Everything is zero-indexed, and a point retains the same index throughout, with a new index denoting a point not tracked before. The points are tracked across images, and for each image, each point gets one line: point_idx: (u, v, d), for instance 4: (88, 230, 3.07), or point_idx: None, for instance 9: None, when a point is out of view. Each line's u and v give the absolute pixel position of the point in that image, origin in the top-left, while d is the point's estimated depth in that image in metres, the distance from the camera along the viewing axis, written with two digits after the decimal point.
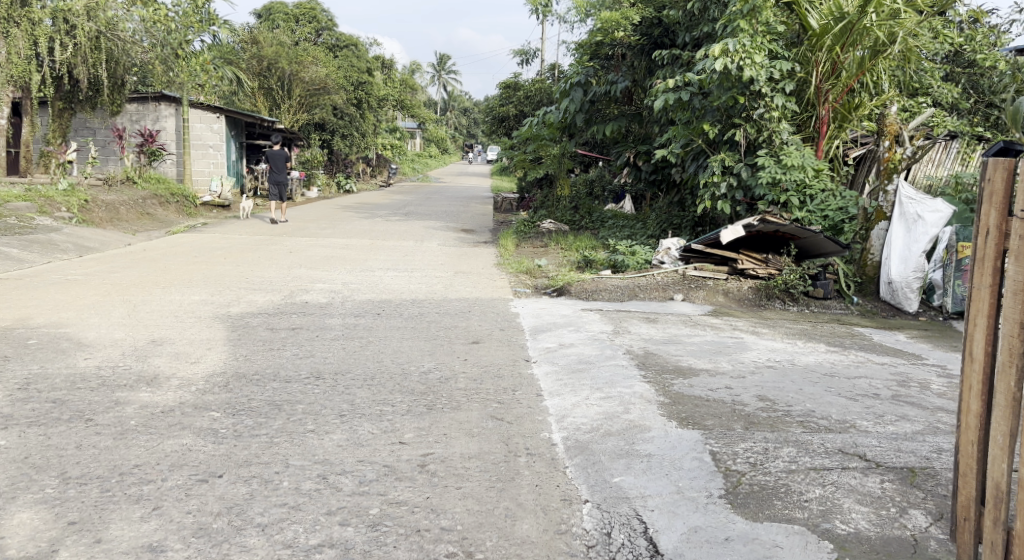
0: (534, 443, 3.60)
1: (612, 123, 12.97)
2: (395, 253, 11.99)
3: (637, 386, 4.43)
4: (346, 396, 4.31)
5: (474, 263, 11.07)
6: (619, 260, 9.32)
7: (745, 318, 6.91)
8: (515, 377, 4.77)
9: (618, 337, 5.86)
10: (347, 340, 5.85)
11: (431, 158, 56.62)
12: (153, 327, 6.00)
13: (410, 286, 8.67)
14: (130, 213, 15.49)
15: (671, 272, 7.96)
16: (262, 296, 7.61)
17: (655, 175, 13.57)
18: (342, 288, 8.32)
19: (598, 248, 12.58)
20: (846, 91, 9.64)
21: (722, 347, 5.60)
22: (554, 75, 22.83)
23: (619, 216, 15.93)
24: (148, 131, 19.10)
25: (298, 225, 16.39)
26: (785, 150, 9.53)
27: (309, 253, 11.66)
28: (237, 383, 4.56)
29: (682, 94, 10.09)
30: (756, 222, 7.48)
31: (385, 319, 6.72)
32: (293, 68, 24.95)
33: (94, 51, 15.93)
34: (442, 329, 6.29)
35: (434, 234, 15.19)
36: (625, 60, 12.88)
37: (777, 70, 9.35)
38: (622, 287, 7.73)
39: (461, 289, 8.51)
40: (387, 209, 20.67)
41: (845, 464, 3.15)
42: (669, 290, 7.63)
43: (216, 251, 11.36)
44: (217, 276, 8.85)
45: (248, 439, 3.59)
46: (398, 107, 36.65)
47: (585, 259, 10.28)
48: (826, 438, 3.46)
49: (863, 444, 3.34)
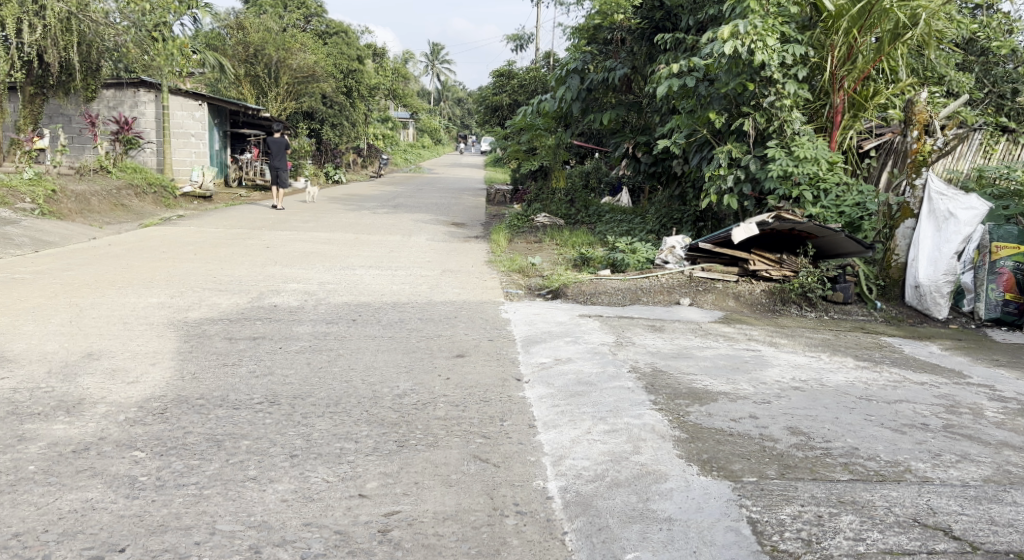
0: (524, 497, 2.93)
1: (609, 112, 12.35)
2: (380, 249, 11.31)
3: (647, 416, 3.76)
4: (302, 429, 3.64)
5: (463, 261, 10.40)
6: (618, 259, 8.73)
7: (760, 326, 6.25)
8: (504, 402, 4.10)
9: (620, 349, 5.19)
10: (313, 353, 5.16)
11: (424, 149, 55.77)
12: (96, 336, 5.31)
13: (392, 287, 7.99)
14: (102, 204, 14.78)
15: (676, 273, 7.28)
16: (227, 299, 6.94)
17: (654, 168, 12.88)
18: (317, 289, 7.65)
19: (595, 243, 11.96)
20: (863, 76, 8.95)
21: (740, 364, 4.94)
22: (549, 64, 22.12)
23: (617, 211, 15.27)
24: (124, 118, 18.44)
25: (279, 217, 15.68)
26: (797, 141, 8.88)
27: (286, 249, 10.95)
28: (176, 409, 3.88)
29: (687, 81, 9.40)
30: (771, 220, 6.84)
31: (362, 326, 6.03)
32: (281, 55, 24.14)
33: (65, 32, 15.08)
34: (422, 340, 5.61)
35: (422, 228, 14.50)
36: (624, 44, 12.20)
37: (790, 55, 8.65)
38: (623, 289, 7.10)
39: (448, 291, 7.84)
40: (376, 201, 19.97)
41: (930, 545, 2.57)
42: (675, 293, 7.00)
43: (188, 245, 10.68)
44: (183, 275, 8.17)
45: (171, 491, 2.93)
46: (389, 96, 35.85)
47: (581, 257, 9.69)
48: (893, 496, 2.86)
49: (943, 512, 2.75)
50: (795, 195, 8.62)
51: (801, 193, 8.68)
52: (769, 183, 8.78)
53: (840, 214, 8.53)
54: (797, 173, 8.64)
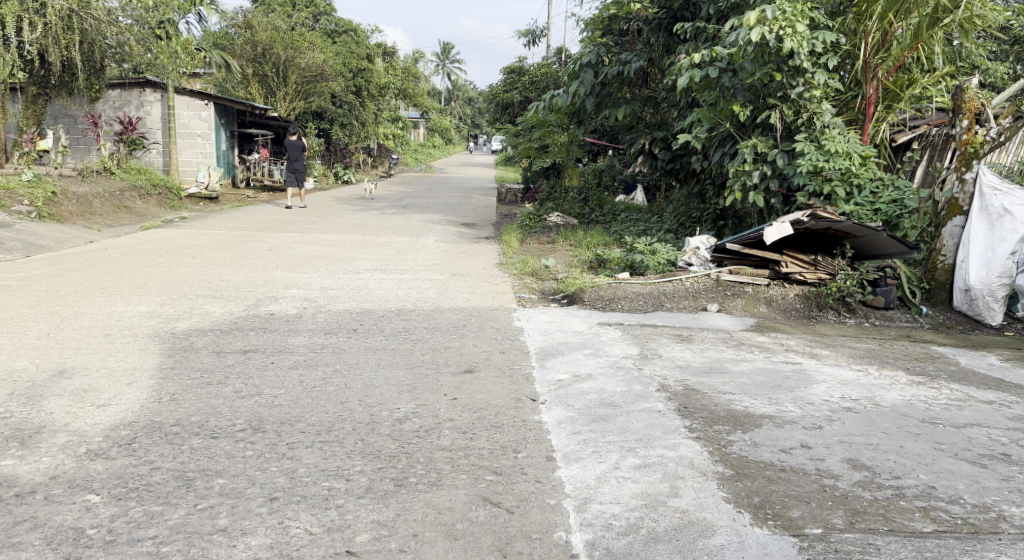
0: (544, 555, 2.48)
1: (625, 106, 11.82)
2: (387, 251, 10.86)
3: (683, 448, 3.27)
4: (285, 465, 3.17)
5: (473, 263, 9.94)
6: (637, 260, 8.29)
7: (797, 334, 5.73)
8: (517, 427, 3.61)
9: (646, 364, 4.70)
10: (308, 369, 4.68)
11: (435, 148, 55.30)
12: (72, 350, 4.86)
13: (397, 292, 7.53)
14: (104, 206, 14.42)
15: (702, 276, 6.76)
16: (221, 307, 6.50)
17: (672, 165, 12.35)
18: (318, 296, 7.19)
19: (611, 244, 11.46)
20: (898, 64, 8.38)
21: (781, 380, 4.43)
22: (561, 60, 21.63)
23: (632, 209, 14.75)
24: (128, 118, 18.10)
25: (285, 218, 15.24)
26: (828, 134, 8.36)
27: (289, 251, 10.51)
28: (146, 439, 3.39)
29: (710, 71, 8.93)
30: (807, 219, 6.32)
31: (363, 337, 5.55)
32: (289, 54, 23.76)
33: (66, 30, 14.77)
34: (427, 353, 5.13)
35: (432, 228, 14.03)
36: (641, 36, 11.72)
37: (820, 42, 8.13)
38: (644, 294, 6.62)
39: (457, 296, 7.36)
40: (385, 201, 19.52)
41: None
42: (701, 299, 6.52)
43: (187, 248, 10.26)
44: (178, 281, 7.73)
45: (122, 550, 2.49)
46: (400, 95, 35.43)
47: (598, 258, 9.33)
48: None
49: None
50: (827, 192, 8.10)
51: (832, 189, 8.16)
52: (797, 179, 8.28)
53: (876, 211, 7.99)
54: (829, 169, 8.12)
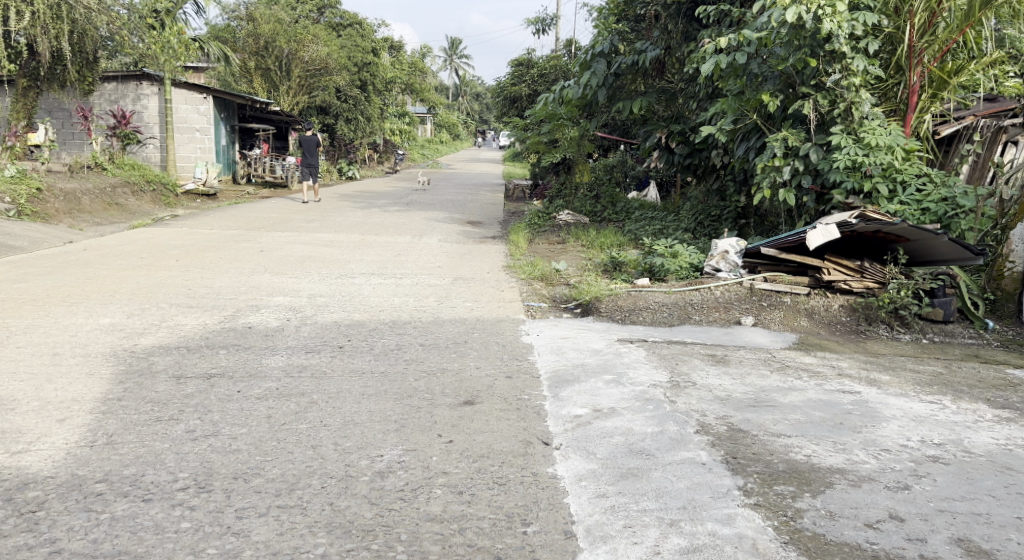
0: None
1: (640, 98, 11.08)
2: (387, 252, 10.18)
3: (739, 524, 2.57)
4: (230, 547, 2.47)
5: (477, 266, 9.24)
6: (657, 264, 7.60)
7: (848, 353, 5.00)
8: (526, 487, 2.90)
9: (679, 394, 3.97)
10: (279, 400, 3.96)
11: (441, 144, 54.57)
12: (6, 375, 4.17)
13: (393, 300, 6.84)
14: (93, 204, 13.81)
15: (734, 285, 6.04)
16: (195, 320, 5.83)
17: (690, 160, 11.55)
18: (305, 304, 6.51)
19: (626, 245, 10.72)
20: (945, 49, 7.62)
21: (844, 417, 3.69)
22: (571, 53, 20.90)
23: (646, 207, 14.03)
24: (122, 112, 17.42)
25: (283, 216, 14.56)
26: (868, 126, 7.59)
27: (282, 253, 9.84)
28: (56, 505, 2.68)
29: (737, 57, 8.20)
30: (856, 221, 5.57)
31: (349, 357, 4.85)
32: (292, 47, 23.12)
33: (55, 19, 13.96)
34: (421, 378, 4.42)
35: (435, 227, 13.36)
36: (659, 22, 11.00)
37: (861, 23, 7.40)
38: (668, 305, 5.94)
39: (459, 306, 6.67)
40: (388, 198, 18.84)
41: None
42: (733, 311, 5.80)
43: (172, 250, 9.59)
44: (153, 287, 7.07)
45: None
46: (406, 89, 34.72)
47: (612, 261, 8.66)
48: None
49: None
50: (867, 189, 7.36)
51: (873, 187, 7.43)
52: (833, 175, 7.55)
53: (923, 211, 7.20)
54: (869, 164, 7.37)
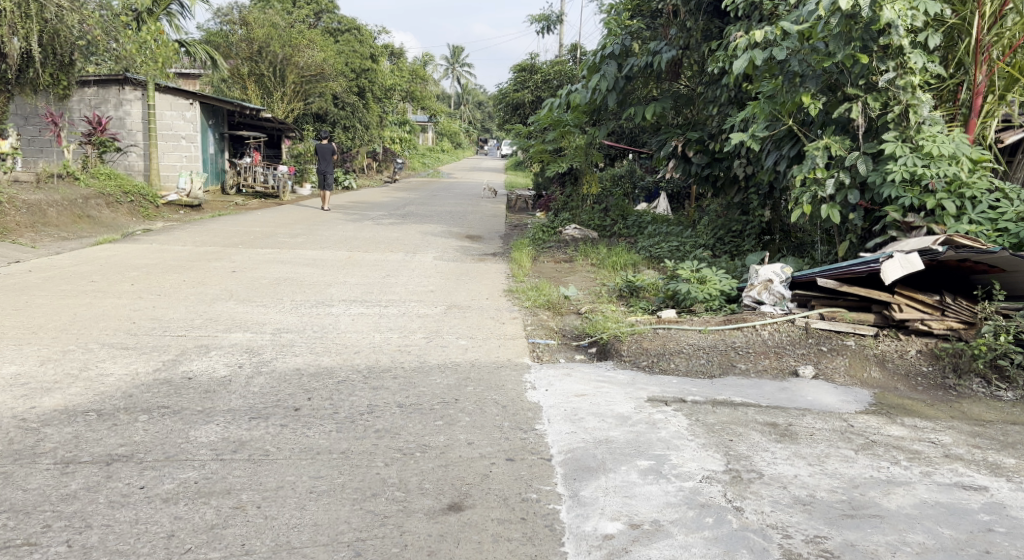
0: None
1: (654, 104, 10.02)
2: (374, 273, 9.11)
3: None
4: None
5: (476, 289, 8.19)
6: (682, 292, 6.59)
7: (942, 419, 3.93)
8: None
9: (741, 495, 2.93)
10: (192, 504, 2.88)
11: (442, 153, 53.71)
12: None
13: (374, 338, 5.79)
14: (61, 217, 12.77)
15: (784, 324, 4.99)
16: (125, 368, 4.76)
17: (709, 171, 10.42)
18: (266, 346, 5.44)
19: (640, 265, 9.67)
20: (1016, 44, 6.57)
21: (989, 543, 2.61)
22: (577, 58, 19.90)
23: (660, 221, 13.03)
24: (99, 118, 16.40)
25: (268, 230, 13.49)
26: (927, 133, 6.52)
27: (258, 274, 8.77)
28: None
29: (774, 53, 7.12)
30: (943, 249, 4.51)
31: (303, 427, 3.78)
32: (287, 52, 22.09)
33: (24, 19, 12.79)
34: (393, 462, 3.32)
35: (431, 242, 12.31)
36: (677, 17, 9.98)
37: (922, 12, 6.35)
38: (705, 349, 4.89)
39: (451, 345, 5.61)
40: (383, 209, 17.81)
41: None
42: (787, 358, 4.72)
43: (133, 271, 8.52)
44: (90, 321, 5.99)
45: None
46: (405, 98, 33.76)
47: (628, 286, 7.66)
48: None
49: None
50: (930, 206, 6.28)
51: (937, 204, 6.33)
52: (887, 190, 6.47)
53: (999, 233, 6.10)
54: (931, 177, 6.30)
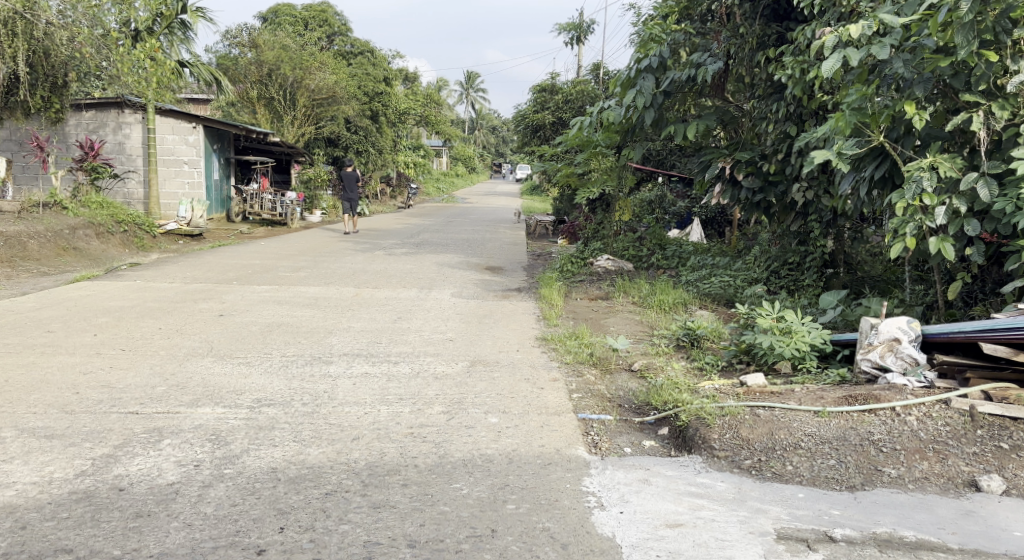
0: None
1: (697, 121, 8.45)
2: (385, 315, 7.83)
3: None
4: None
5: (503, 337, 6.90)
6: (766, 346, 5.23)
7: None
8: None
9: None
10: None
11: (456, 177, 52.82)
12: None
13: (379, 414, 4.48)
14: (43, 250, 11.64)
15: (937, 408, 3.66)
16: (36, 473, 3.47)
17: (761, 197, 8.60)
18: (237, 430, 4.14)
19: (690, 304, 8.36)
20: None
21: None
22: (602, 77, 18.73)
23: (701, 251, 11.76)
24: (92, 142, 15.28)
25: (268, 262, 12.25)
26: None
27: (247, 319, 7.49)
28: None
29: (869, 51, 5.72)
30: None
31: None
32: (297, 75, 21.05)
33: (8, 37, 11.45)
34: None
35: (449, 275, 11.05)
36: (729, 23, 8.93)
37: None
38: (833, 443, 3.56)
39: (479, 425, 4.31)
40: (396, 237, 16.61)
41: None
42: (952, 459, 3.39)
43: (101, 316, 7.27)
44: (20, 390, 4.71)
45: None
46: (421, 122, 32.68)
47: (688, 334, 6.32)
48: None
49: None
50: None
51: None
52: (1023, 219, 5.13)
53: None
54: None
